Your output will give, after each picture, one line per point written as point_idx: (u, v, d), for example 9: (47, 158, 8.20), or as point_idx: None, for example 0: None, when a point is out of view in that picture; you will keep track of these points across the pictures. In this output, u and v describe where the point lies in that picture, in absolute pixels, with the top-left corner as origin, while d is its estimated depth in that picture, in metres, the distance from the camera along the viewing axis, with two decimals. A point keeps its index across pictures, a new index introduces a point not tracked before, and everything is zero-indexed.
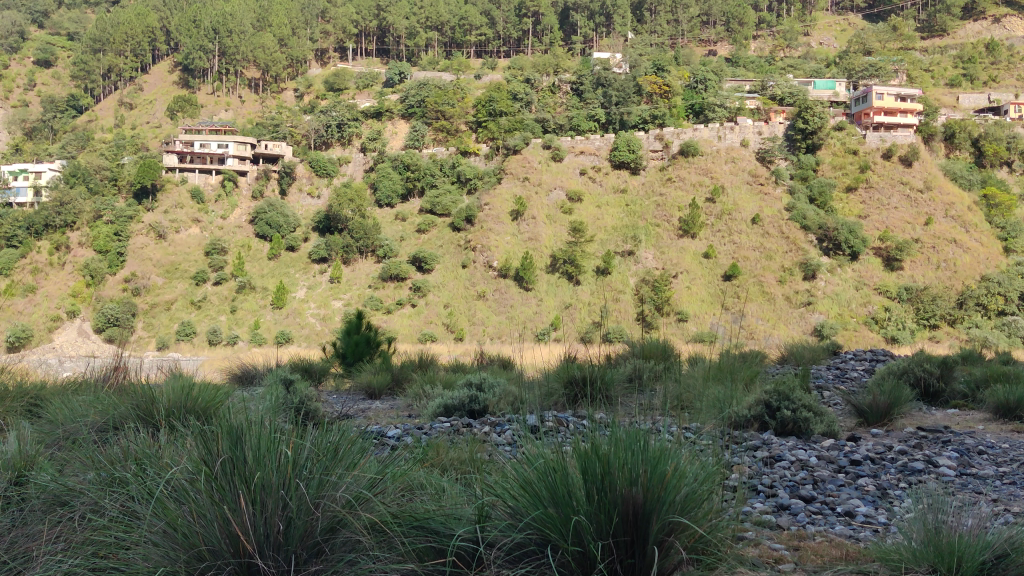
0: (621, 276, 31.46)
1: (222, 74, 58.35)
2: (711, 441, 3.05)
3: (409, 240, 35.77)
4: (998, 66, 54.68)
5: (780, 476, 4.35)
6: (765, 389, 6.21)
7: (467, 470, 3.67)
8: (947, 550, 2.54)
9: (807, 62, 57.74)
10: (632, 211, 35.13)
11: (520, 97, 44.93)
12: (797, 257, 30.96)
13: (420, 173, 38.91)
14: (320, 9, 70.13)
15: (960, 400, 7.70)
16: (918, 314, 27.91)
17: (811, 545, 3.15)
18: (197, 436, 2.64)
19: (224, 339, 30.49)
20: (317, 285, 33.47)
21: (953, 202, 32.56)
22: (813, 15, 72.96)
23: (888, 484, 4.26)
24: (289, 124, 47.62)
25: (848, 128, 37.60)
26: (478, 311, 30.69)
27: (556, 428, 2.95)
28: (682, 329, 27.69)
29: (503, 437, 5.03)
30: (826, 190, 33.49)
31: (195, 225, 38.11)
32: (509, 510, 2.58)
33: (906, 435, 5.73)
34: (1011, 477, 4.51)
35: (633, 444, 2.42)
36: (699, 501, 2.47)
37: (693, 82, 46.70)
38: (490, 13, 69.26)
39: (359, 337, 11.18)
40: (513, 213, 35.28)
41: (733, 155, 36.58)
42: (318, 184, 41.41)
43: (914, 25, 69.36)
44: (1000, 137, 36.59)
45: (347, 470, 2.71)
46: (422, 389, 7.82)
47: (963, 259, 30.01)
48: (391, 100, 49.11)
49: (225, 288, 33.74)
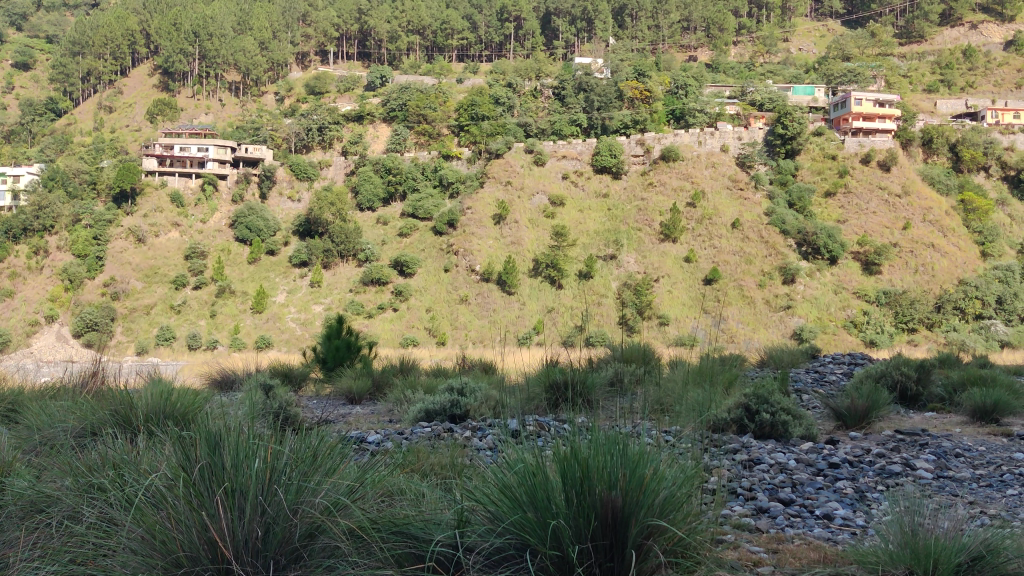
0: (602, 280, 31.42)
1: (202, 78, 57.98)
2: (690, 445, 3.10)
3: (390, 244, 35.74)
4: (975, 71, 55.61)
5: (759, 479, 4.38)
6: (743, 392, 6.26)
7: (448, 475, 3.67)
8: (924, 552, 2.56)
9: (786, 67, 58.45)
10: (614, 216, 35.20)
11: (502, 101, 45.21)
12: (776, 261, 31.14)
13: (402, 176, 38.82)
14: (301, 13, 70.02)
15: (937, 404, 7.80)
16: (896, 318, 28.08)
17: (789, 548, 3.17)
18: (176, 440, 2.62)
19: (205, 343, 30.21)
20: (296, 289, 33.38)
21: (931, 207, 32.84)
22: (793, 21, 73.87)
23: (865, 487, 4.30)
24: (269, 128, 47.42)
25: (826, 134, 38.00)
26: (460, 316, 30.65)
27: (537, 433, 2.94)
28: (663, 333, 27.79)
29: (484, 442, 5.01)
30: (805, 195, 33.78)
31: (174, 229, 37.73)
32: (489, 515, 2.58)
33: (884, 438, 5.80)
34: (988, 479, 4.55)
35: (612, 447, 2.44)
36: (677, 503, 2.50)
37: (675, 88, 46.99)
38: (472, 18, 69.96)
39: (339, 342, 11.13)
40: (495, 217, 35.34)
41: (713, 160, 36.88)
42: (299, 188, 41.19)
43: (893, 31, 70.24)
44: (977, 142, 36.65)
45: (324, 477, 2.70)
46: (402, 393, 7.81)
47: (941, 263, 30.26)
48: (373, 104, 49.18)
49: (205, 292, 33.48)
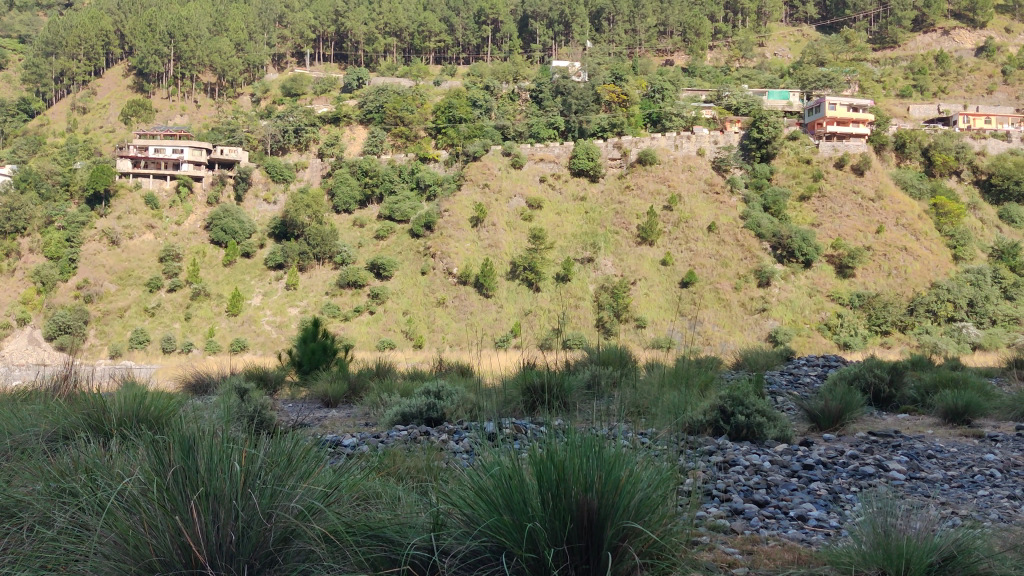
0: (580, 282, 31.43)
1: (178, 79, 57.62)
2: (666, 447, 3.12)
3: (367, 247, 35.64)
4: (946, 77, 56.43)
5: (734, 481, 4.40)
6: (718, 394, 6.30)
7: (424, 479, 3.67)
8: (896, 553, 2.58)
9: (761, 72, 59.04)
10: (592, 218, 35.30)
11: (479, 104, 45.33)
12: (752, 265, 31.37)
13: (379, 178, 38.71)
14: (278, 15, 69.95)
15: (910, 405, 7.88)
16: (870, 320, 28.29)
17: (763, 549, 3.19)
18: (149, 445, 2.59)
19: (179, 346, 29.92)
20: (272, 292, 33.23)
21: (903, 211, 33.23)
22: (768, 27, 74.65)
23: (839, 488, 4.33)
24: (246, 130, 47.24)
25: (801, 138, 38.35)
26: (437, 319, 30.60)
27: (512, 435, 2.94)
28: (639, 335, 27.87)
29: (460, 445, 5.01)
30: (780, 199, 34.05)
31: (149, 231, 37.43)
32: (464, 518, 2.58)
33: (857, 440, 5.85)
34: (959, 481, 4.60)
35: (588, 450, 2.44)
36: (652, 506, 2.52)
37: (651, 91, 47.18)
38: (449, 20, 70.08)
39: (315, 345, 11.08)
40: (473, 219, 35.30)
41: (689, 164, 37.14)
42: (275, 190, 40.97)
43: (867, 37, 71.10)
44: (949, 147, 37.09)
45: (299, 481, 2.68)
46: (379, 396, 7.78)
47: (913, 267, 30.59)
48: (350, 106, 49.12)
49: (180, 295, 33.19)
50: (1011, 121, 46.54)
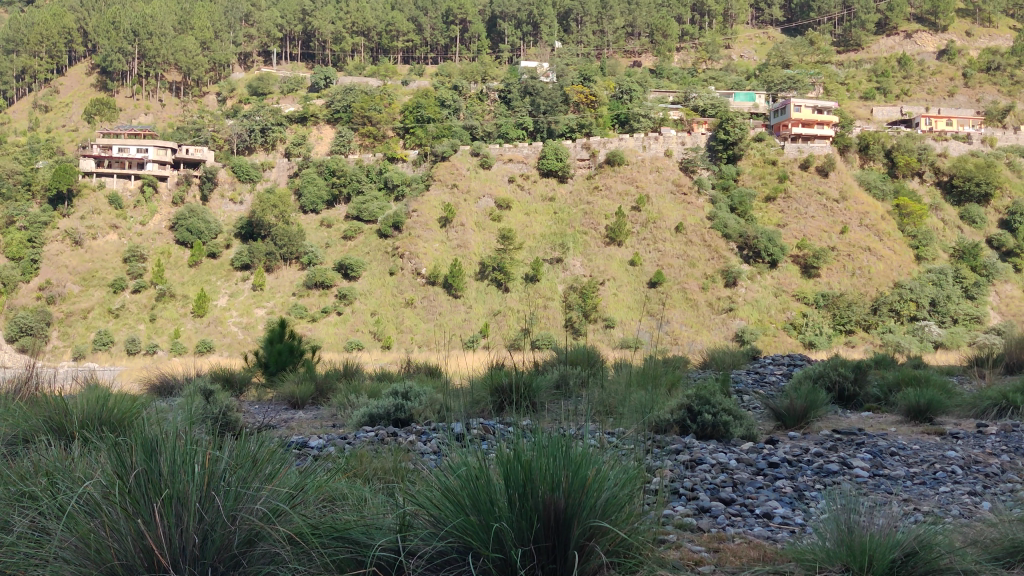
0: (548, 283, 31.42)
1: (142, 78, 56.85)
2: (632, 447, 3.13)
3: (335, 248, 35.42)
4: (909, 79, 57.26)
5: (701, 480, 4.43)
6: (685, 394, 6.35)
7: (390, 480, 3.66)
8: (858, 550, 2.62)
9: (727, 73, 59.51)
10: (560, 219, 35.36)
11: (447, 104, 45.29)
12: (719, 265, 31.62)
13: (346, 178, 38.51)
14: (244, 13, 69.31)
15: (874, 403, 7.98)
16: (834, 320, 28.60)
17: (729, 546, 3.22)
18: (113, 447, 2.55)
19: (144, 348, 29.53)
20: (238, 293, 32.97)
21: (867, 211, 33.68)
22: (734, 28, 75.33)
23: (804, 485, 4.39)
24: (211, 129, 46.80)
25: (766, 140, 38.75)
26: (406, 319, 30.52)
27: (479, 436, 2.94)
28: (608, 335, 27.92)
29: (427, 446, 5.00)
30: (746, 200, 34.36)
31: (113, 232, 36.94)
32: (430, 518, 2.57)
33: (822, 437, 5.92)
34: (922, 477, 4.67)
35: (556, 450, 2.45)
36: (619, 504, 2.53)
37: (619, 92, 47.37)
38: (416, 20, 69.88)
39: (282, 346, 10.99)
40: (441, 220, 35.23)
41: (657, 165, 37.38)
42: (241, 189, 40.64)
43: (832, 39, 71.86)
44: (912, 148, 37.61)
45: (263, 482, 2.66)
46: (345, 398, 7.72)
47: (876, 266, 30.99)
48: (317, 105, 48.85)
49: (145, 296, 32.75)
50: (972, 123, 47.30)
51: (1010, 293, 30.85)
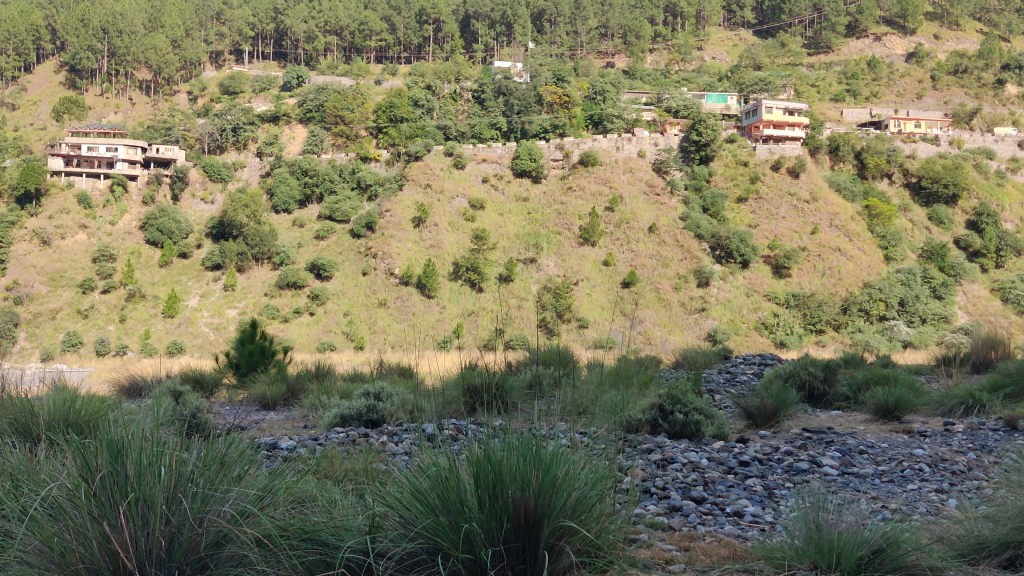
0: (522, 283, 31.40)
1: (112, 76, 56.22)
2: (601, 447, 3.14)
3: (307, 248, 35.19)
4: (878, 81, 57.93)
5: (672, 478, 4.45)
6: (658, 393, 6.36)
7: (361, 481, 3.65)
8: (827, 547, 2.64)
9: (700, 75, 59.94)
10: (534, 219, 35.39)
11: (421, 103, 45.26)
12: (691, 265, 31.82)
13: (319, 177, 38.37)
14: (215, 11, 68.86)
15: (843, 402, 8.07)
16: (805, 320, 28.82)
17: (700, 545, 3.23)
18: (76, 448, 2.50)
19: (114, 348, 29.18)
20: (209, 293, 32.71)
21: (837, 212, 34.06)
22: (706, 30, 75.89)
23: (773, 484, 4.41)
24: (182, 128, 46.41)
25: (738, 142, 39.09)
26: (379, 319, 30.42)
27: (450, 437, 2.94)
28: (581, 335, 27.93)
29: (400, 446, 4.98)
30: (718, 201, 34.63)
31: (82, 231, 36.47)
32: (400, 519, 2.55)
33: (792, 436, 5.98)
34: (889, 476, 4.72)
35: (527, 450, 2.45)
36: (589, 504, 2.53)
37: (592, 92, 47.57)
38: (389, 19, 69.58)
39: (253, 347, 10.91)
40: (415, 220, 35.14)
41: (630, 165, 37.57)
42: (212, 189, 40.29)
43: (803, 42, 72.59)
44: (881, 150, 38.03)
45: (231, 484, 2.64)
46: (317, 398, 7.66)
47: (846, 267, 31.31)
48: (289, 105, 48.66)
49: (114, 296, 32.36)
50: (940, 125, 47.94)
51: (977, 293, 31.26)
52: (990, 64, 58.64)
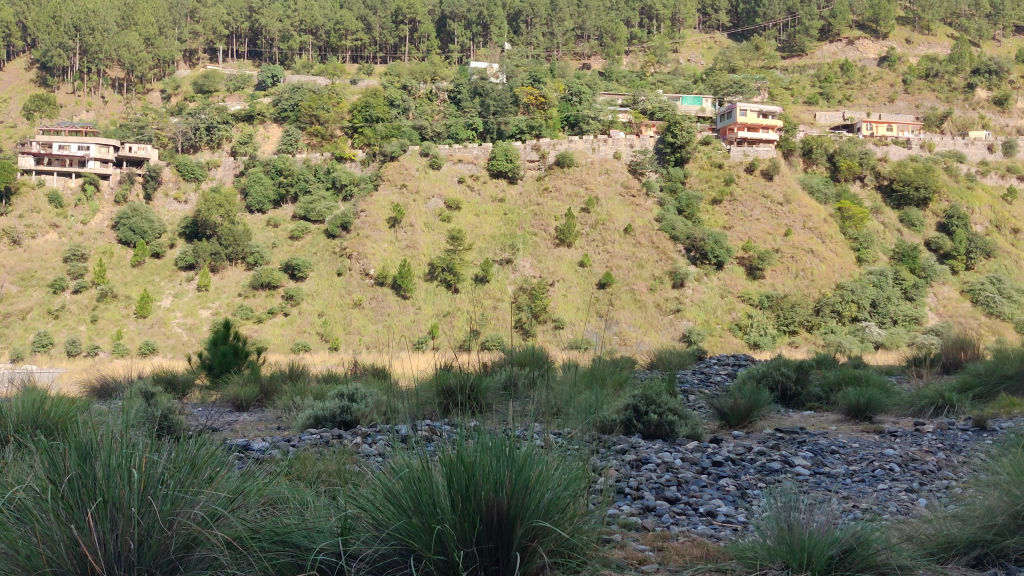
0: (498, 284, 31.38)
1: (84, 74, 55.56)
2: (576, 444, 3.15)
3: (281, 248, 34.97)
4: (851, 85, 58.57)
5: (647, 478, 4.48)
6: (632, 394, 6.39)
7: (334, 482, 3.63)
8: (798, 547, 2.66)
9: (675, 78, 60.22)
10: (510, 220, 35.39)
11: (397, 104, 45.18)
12: (666, 266, 31.97)
13: (293, 177, 38.17)
14: (189, 9, 68.26)
15: (815, 402, 8.15)
16: (778, 320, 29.06)
17: (673, 545, 3.25)
18: (45, 450, 2.48)
19: (85, 349, 28.83)
20: (182, 293, 32.43)
21: (810, 215, 34.39)
22: (681, 33, 76.33)
23: (746, 484, 4.44)
24: (155, 127, 45.96)
25: (713, 144, 39.35)
26: (354, 320, 30.30)
27: (423, 438, 2.93)
28: (557, 335, 27.95)
29: (373, 447, 4.96)
30: (693, 202, 34.83)
31: (52, 231, 36.00)
32: (372, 521, 2.53)
33: (765, 436, 6.03)
34: (861, 475, 4.77)
35: (500, 451, 2.46)
36: (562, 505, 2.54)
37: (568, 94, 47.72)
38: (366, 18, 69.31)
39: (226, 348, 10.81)
40: (390, 220, 35.01)
41: (606, 166, 37.71)
42: (186, 189, 39.96)
43: (777, 45, 73.24)
44: (853, 153, 38.42)
45: (202, 485, 2.61)
46: (291, 399, 7.65)
47: (819, 268, 31.61)
48: (263, 104, 48.44)
49: (86, 297, 31.99)
50: (912, 129, 48.53)
51: (947, 295, 31.68)
52: (961, 68, 59.37)
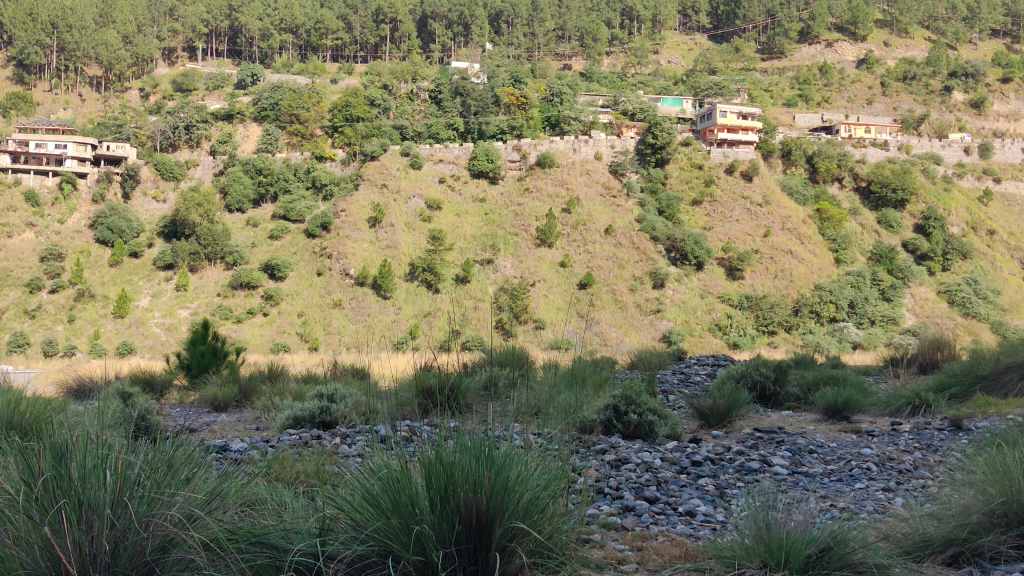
0: (479, 284, 31.37)
1: (61, 71, 55.05)
2: (556, 445, 3.15)
3: (261, 247, 34.80)
4: (830, 87, 59.02)
5: (626, 478, 4.49)
6: (612, 395, 6.40)
7: (313, 483, 3.61)
8: (777, 546, 2.67)
9: (656, 79, 60.45)
10: (491, 220, 35.38)
11: (377, 103, 45.10)
12: (647, 266, 32.08)
13: (273, 177, 38.01)
14: (168, 6, 67.76)
15: (793, 402, 8.20)
16: (757, 321, 29.22)
17: (653, 544, 3.26)
18: (19, 451, 2.46)
19: (62, 349, 28.56)
20: (161, 293, 32.19)
21: (789, 216, 34.62)
22: (661, 35, 76.66)
23: (725, 484, 4.46)
24: (133, 126, 45.61)
25: (693, 145, 39.55)
26: (333, 320, 30.18)
27: (402, 439, 2.92)
28: (538, 335, 27.97)
29: (352, 448, 4.94)
30: (673, 204, 34.97)
31: (29, 230, 35.63)
32: (351, 522, 2.52)
33: (744, 436, 6.04)
34: (838, 474, 4.81)
35: (477, 452, 2.46)
36: (540, 507, 2.54)
37: (550, 94, 47.85)
38: (347, 17, 69.08)
39: (204, 348, 10.75)
40: (370, 220, 34.89)
41: (587, 167, 37.79)
42: (164, 189, 39.67)
43: (756, 47, 73.72)
44: (832, 154, 38.72)
45: (179, 486, 2.59)
46: (269, 399, 7.62)
47: (798, 269, 31.83)
48: (243, 103, 48.21)
49: (63, 296, 31.70)
50: (890, 130, 48.99)
51: (924, 295, 31.98)
52: (938, 71, 59.97)
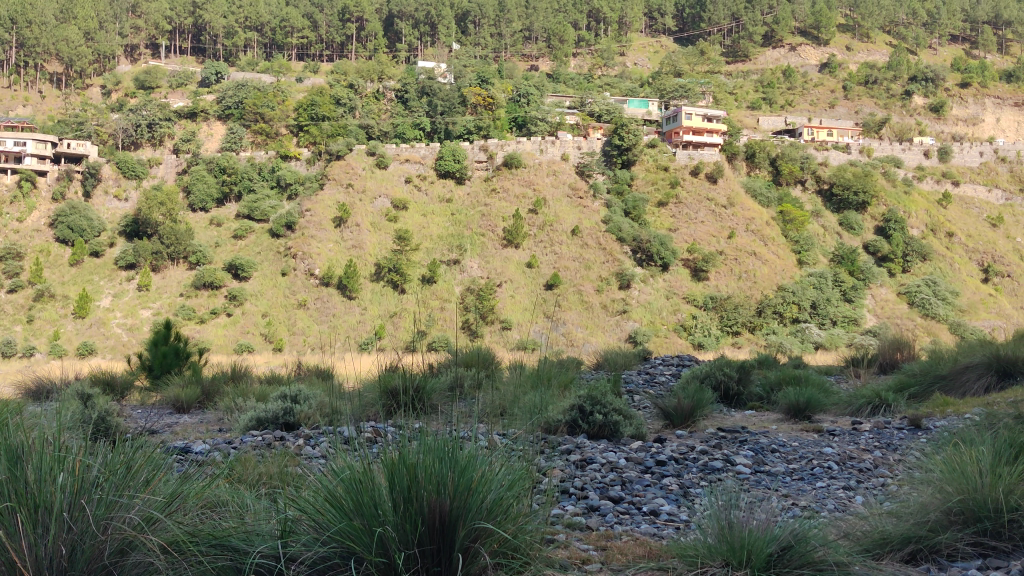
0: (445, 284, 31.32)
1: (20, 68, 54.06)
2: (520, 445, 3.15)
3: (225, 247, 34.47)
4: (793, 90, 59.70)
5: (591, 478, 4.51)
6: (577, 394, 6.41)
7: (276, 486, 3.58)
8: (738, 544, 2.70)
9: (623, 80, 60.79)
10: (457, 220, 35.32)
11: (343, 102, 45.04)
12: (613, 267, 32.22)
13: (236, 176, 37.75)
14: (131, 3, 66.70)
15: (756, 401, 8.28)
16: (721, 321, 29.47)
17: (616, 544, 3.28)
18: None
19: (20, 349, 28.04)
20: (123, 293, 31.72)
21: (752, 218, 34.98)
22: (628, 37, 77.05)
23: (688, 483, 4.49)
24: (95, 123, 44.88)
25: (659, 147, 39.89)
26: (298, 320, 29.94)
27: (366, 439, 2.91)
28: (505, 335, 28.00)
29: (316, 450, 4.91)
30: (639, 205, 35.16)
31: None
32: (313, 525, 2.51)
33: (707, 436, 6.08)
34: (799, 473, 4.87)
35: (441, 452, 2.45)
36: (504, 505, 2.54)
37: (516, 95, 48.44)
38: (313, 16, 68.56)
39: (166, 349, 10.62)
40: (336, 220, 34.62)
41: (553, 168, 37.88)
42: (126, 187, 39.10)
43: (722, 50, 74.39)
44: (795, 157, 39.17)
45: (138, 487, 2.55)
46: (232, 402, 7.56)
47: (761, 270, 32.15)
48: (206, 101, 47.72)
49: (21, 297, 31.14)
50: (851, 134, 49.75)
51: (885, 296, 32.46)
52: (899, 75, 60.94)
